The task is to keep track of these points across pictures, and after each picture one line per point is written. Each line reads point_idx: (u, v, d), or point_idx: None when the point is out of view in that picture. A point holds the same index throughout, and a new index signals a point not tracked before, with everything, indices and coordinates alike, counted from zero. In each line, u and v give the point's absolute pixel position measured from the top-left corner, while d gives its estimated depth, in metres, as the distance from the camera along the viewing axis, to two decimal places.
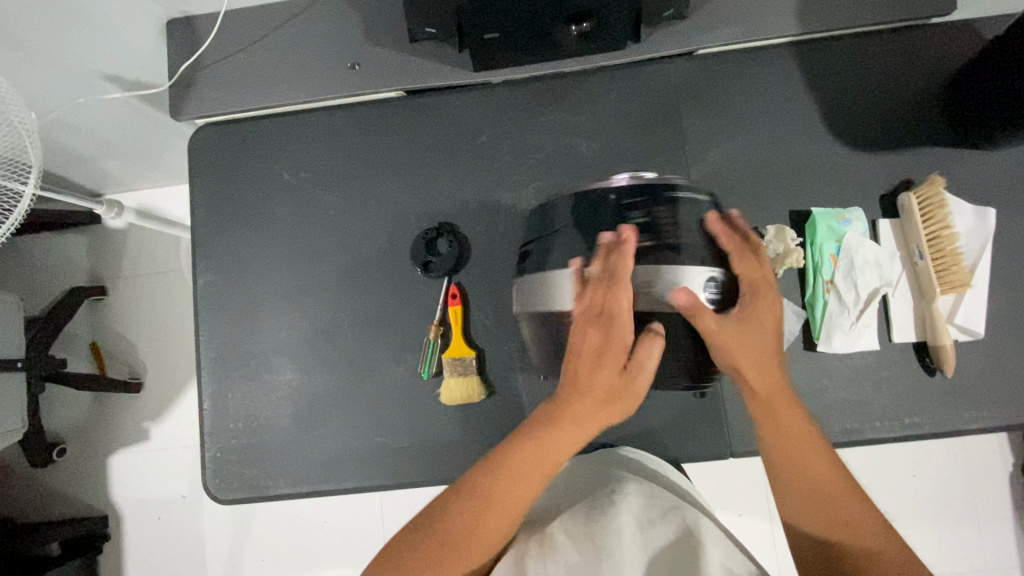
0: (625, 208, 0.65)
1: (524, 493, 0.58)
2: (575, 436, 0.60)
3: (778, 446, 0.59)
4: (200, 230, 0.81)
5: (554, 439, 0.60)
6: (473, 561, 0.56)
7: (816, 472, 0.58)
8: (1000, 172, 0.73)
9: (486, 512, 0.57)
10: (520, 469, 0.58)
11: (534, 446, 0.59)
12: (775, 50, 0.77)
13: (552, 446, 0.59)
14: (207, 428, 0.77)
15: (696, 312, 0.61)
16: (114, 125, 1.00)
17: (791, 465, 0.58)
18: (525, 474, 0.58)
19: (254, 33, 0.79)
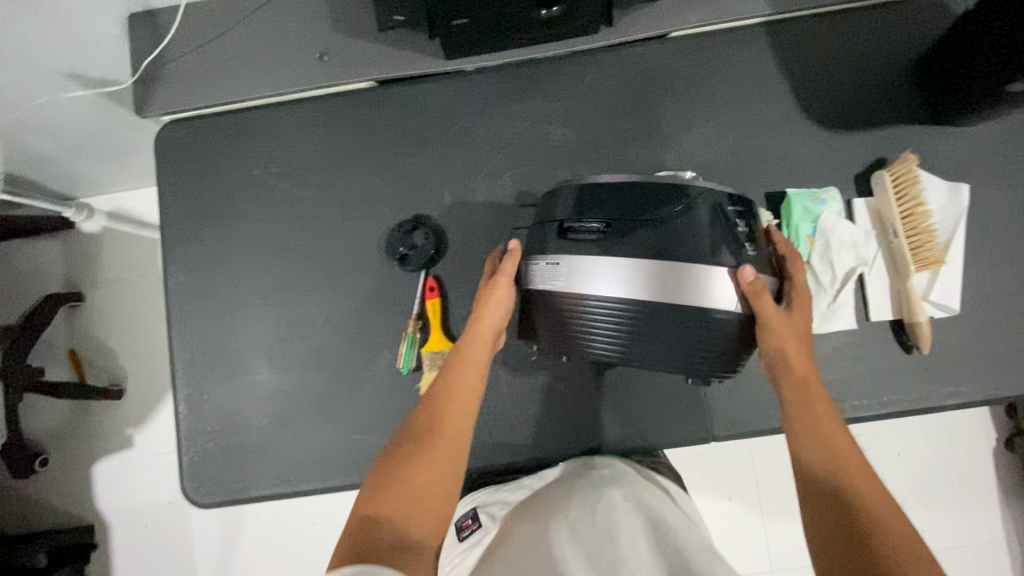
0: (641, 202, 0.58)
1: (454, 423, 0.61)
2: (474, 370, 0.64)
3: (800, 436, 0.59)
4: (170, 230, 0.79)
5: (460, 376, 0.64)
6: (429, 504, 0.56)
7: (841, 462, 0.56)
8: (973, 147, 0.74)
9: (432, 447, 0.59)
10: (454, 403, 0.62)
11: (446, 386, 0.63)
12: (747, 31, 0.76)
13: (461, 382, 0.63)
14: (185, 431, 0.76)
15: (755, 295, 0.56)
16: (80, 125, 0.98)
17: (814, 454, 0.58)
18: (447, 412, 0.62)
19: (218, 26, 0.77)
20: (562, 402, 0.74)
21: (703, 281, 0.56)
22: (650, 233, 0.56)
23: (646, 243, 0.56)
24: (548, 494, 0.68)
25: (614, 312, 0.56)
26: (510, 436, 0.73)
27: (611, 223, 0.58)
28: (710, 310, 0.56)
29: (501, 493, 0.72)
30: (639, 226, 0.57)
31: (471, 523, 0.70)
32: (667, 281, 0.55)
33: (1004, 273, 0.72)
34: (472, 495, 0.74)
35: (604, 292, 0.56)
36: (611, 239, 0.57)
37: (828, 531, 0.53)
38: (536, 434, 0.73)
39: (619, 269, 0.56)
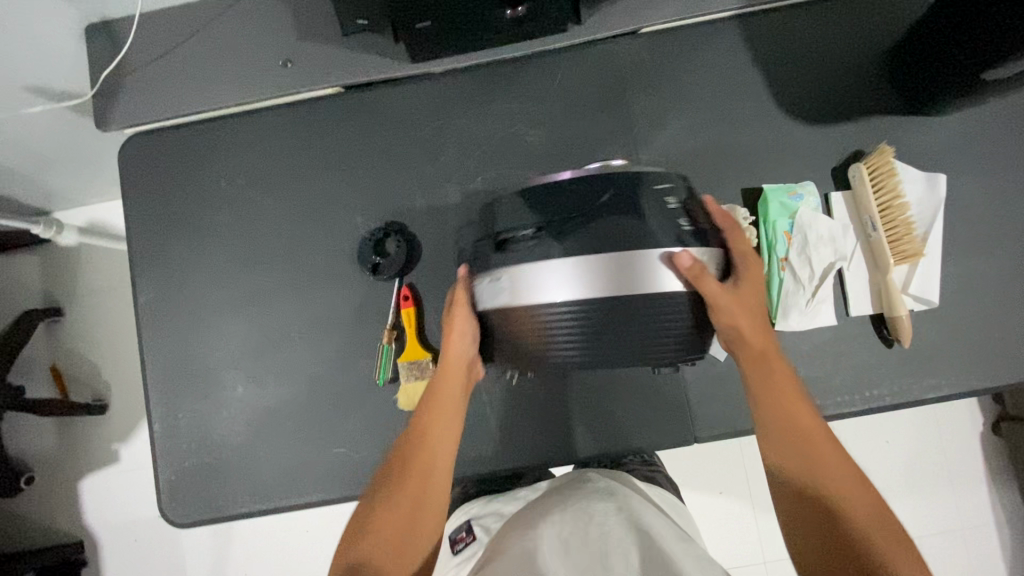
0: (570, 197, 0.56)
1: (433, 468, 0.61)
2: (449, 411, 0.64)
3: (773, 454, 0.59)
4: (138, 246, 0.77)
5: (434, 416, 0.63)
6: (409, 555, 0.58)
7: (820, 476, 0.56)
8: (950, 136, 0.73)
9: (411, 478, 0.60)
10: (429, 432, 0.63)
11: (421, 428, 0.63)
12: (720, 24, 0.75)
13: (434, 424, 0.63)
14: (160, 451, 0.74)
15: (697, 277, 0.53)
16: (45, 139, 0.95)
17: (791, 472, 0.57)
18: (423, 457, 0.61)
19: (178, 35, 0.75)
20: (542, 408, 0.73)
21: (643, 268, 0.53)
22: (588, 227, 0.54)
23: (584, 239, 0.53)
24: (536, 502, 0.64)
25: (564, 314, 0.53)
26: (491, 445, 0.72)
27: (544, 225, 0.55)
28: (665, 297, 0.53)
29: (497, 504, 0.69)
30: (573, 222, 0.54)
31: (465, 536, 0.67)
32: (605, 272, 0.53)
33: (983, 263, 0.71)
34: (467, 508, 0.72)
35: (546, 297, 0.54)
36: (551, 239, 0.54)
37: (816, 553, 0.54)
38: (517, 441, 0.72)
39: (558, 270, 0.53)
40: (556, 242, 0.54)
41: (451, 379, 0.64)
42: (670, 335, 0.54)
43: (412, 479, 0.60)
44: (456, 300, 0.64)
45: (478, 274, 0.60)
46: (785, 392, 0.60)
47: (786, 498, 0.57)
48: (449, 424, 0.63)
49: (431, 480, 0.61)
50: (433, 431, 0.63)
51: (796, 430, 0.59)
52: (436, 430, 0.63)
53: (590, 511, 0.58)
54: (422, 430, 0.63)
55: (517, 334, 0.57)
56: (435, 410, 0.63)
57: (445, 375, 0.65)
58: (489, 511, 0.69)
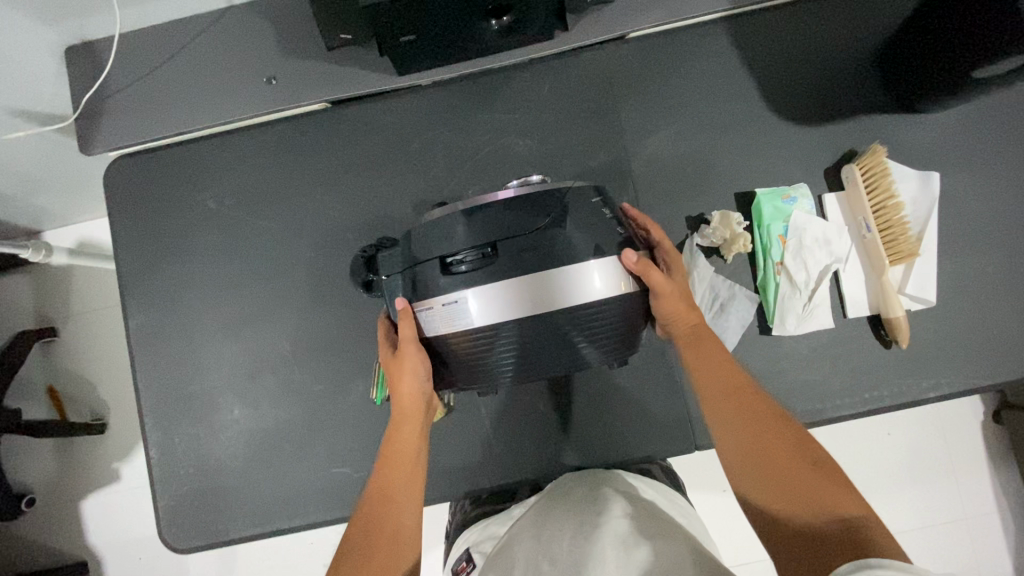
0: (511, 214, 0.53)
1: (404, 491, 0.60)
2: (412, 437, 0.62)
3: (718, 425, 0.58)
4: (127, 270, 0.76)
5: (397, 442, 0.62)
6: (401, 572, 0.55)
7: (767, 442, 0.54)
8: (943, 133, 0.72)
9: (388, 511, 0.58)
10: (396, 464, 0.61)
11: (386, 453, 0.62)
12: (707, 27, 0.74)
13: (397, 450, 0.62)
14: (157, 477, 0.74)
15: (645, 269, 0.57)
16: (32, 162, 0.94)
17: (736, 442, 0.56)
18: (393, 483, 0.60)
19: (160, 54, 0.74)
20: (540, 421, 0.72)
21: (591, 276, 0.53)
22: (539, 241, 0.53)
23: (540, 253, 0.52)
24: (522, 524, 0.63)
25: (516, 329, 0.53)
26: (490, 460, 0.72)
27: (498, 242, 0.53)
28: (613, 298, 0.54)
29: (495, 528, 0.67)
30: (518, 239, 0.53)
31: (466, 565, 0.64)
32: (559, 285, 0.52)
33: (979, 260, 0.71)
34: (466, 536, 0.70)
35: (502, 317, 0.52)
36: (507, 257, 0.52)
37: (767, 523, 0.50)
38: (516, 455, 0.72)
39: (509, 290, 0.52)
40: (511, 259, 0.52)
41: (411, 408, 0.62)
42: (612, 336, 0.56)
43: (389, 515, 0.58)
44: (405, 337, 0.58)
45: (423, 302, 0.56)
46: (736, 393, 0.58)
47: (735, 471, 0.55)
48: (413, 449, 0.62)
49: (406, 514, 0.59)
50: (400, 463, 0.61)
51: (757, 432, 0.55)
52: (403, 462, 0.61)
53: (571, 519, 0.59)
54: (388, 459, 0.61)
55: (472, 357, 0.56)
56: (397, 440, 0.62)
57: (403, 404, 0.62)
58: (486, 537, 0.67)
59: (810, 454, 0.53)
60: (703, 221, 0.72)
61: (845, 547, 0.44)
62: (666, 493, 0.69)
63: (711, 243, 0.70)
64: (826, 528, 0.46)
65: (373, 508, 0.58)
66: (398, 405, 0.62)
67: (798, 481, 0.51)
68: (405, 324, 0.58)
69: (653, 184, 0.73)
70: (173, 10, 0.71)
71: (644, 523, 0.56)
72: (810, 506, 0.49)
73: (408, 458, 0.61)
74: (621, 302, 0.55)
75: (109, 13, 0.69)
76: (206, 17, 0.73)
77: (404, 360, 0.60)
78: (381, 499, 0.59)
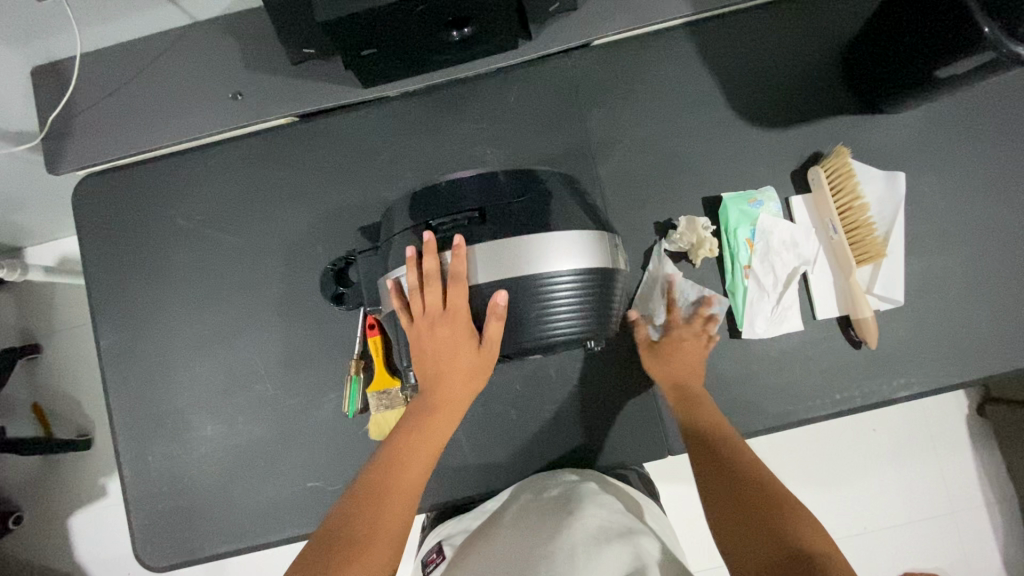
0: (494, 187, 0.57)
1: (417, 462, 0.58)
2: (449, 410, 0.61)
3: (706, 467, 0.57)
4: (97, 288, 0.76)
5: (429, 419, 0.60)
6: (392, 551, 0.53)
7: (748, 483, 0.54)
8: (908, 133, 0.72)
9: (385, 509, 0.54)
10: (408, 456, 0.58)
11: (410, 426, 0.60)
12: (672, 33, 0.74)
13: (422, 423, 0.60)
14: (132, 495, 0.73)
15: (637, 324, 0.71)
16: (7, 181, 0.93)
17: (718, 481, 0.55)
18: (410, 452, 0.58)
19: (124, 72, 0.73)
20: (514, 429, 0.72)
21: (580, 246, 0.55)
22: (522, 208, 0.56)
23: (525, 215, 0.55)
24: (485, 522, 0.64)
25: (508, 286, 0.54)
26: (465, 470, 0.72)
27: (485, 208, 0.56)
28: (600, 272, 0.57)
29: (467, 522, 0.68)
30: (498, 206, 0.56)
31: (435, 557, 0.66)
32: (539, 250, 0.54)
33: (948, 258, 0.71)
34: (439, 530, 0.71)
35: (494, 274, 0.54)
36: (493, 219, 0.55)
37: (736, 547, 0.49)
38: (490, 465, 0.72)
39: (507, 247, 0.54)
40: (499, 221, 0.55)
41: (456, 403, 0.61)
42: (591, 307, 0.56)
43: (386, 513, 0.54)
44: (491, 337, 0.56)
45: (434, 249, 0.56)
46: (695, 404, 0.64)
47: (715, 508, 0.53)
48: (433, 442, 0.60)
49: (411, 487, 0.57)
50: (411, 455, 0.58)
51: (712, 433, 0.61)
52: (418, 454, 0.58)
53: (540, 525, 0.58)
54: (396, 453, 0.58)
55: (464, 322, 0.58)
56: (418, 429, 0.59)
57: (449, 396, 0.60)
58: (457, 530, 0.67)
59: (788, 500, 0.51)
60: (670, 227, 0.72)
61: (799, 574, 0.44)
62: (638, 492, 0.70)
63: (679, 247, 0.71)
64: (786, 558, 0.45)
65: (365, 505, 0.54)
66: (442, 391, 0.60)
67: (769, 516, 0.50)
68: (496, 324, 0.55)
69: (621, 190, 0.73)
70: (137, 28, 0.72)
71: (613, 518, 0.58)
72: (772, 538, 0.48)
73: (429, 450, 0.59)
74: (602, 278, 0.57)
75: (71, 33, 0.69)
76: (171, 34, 0.74)
77: (481, 361, 0.58)
78: (381, 493, 0.55)
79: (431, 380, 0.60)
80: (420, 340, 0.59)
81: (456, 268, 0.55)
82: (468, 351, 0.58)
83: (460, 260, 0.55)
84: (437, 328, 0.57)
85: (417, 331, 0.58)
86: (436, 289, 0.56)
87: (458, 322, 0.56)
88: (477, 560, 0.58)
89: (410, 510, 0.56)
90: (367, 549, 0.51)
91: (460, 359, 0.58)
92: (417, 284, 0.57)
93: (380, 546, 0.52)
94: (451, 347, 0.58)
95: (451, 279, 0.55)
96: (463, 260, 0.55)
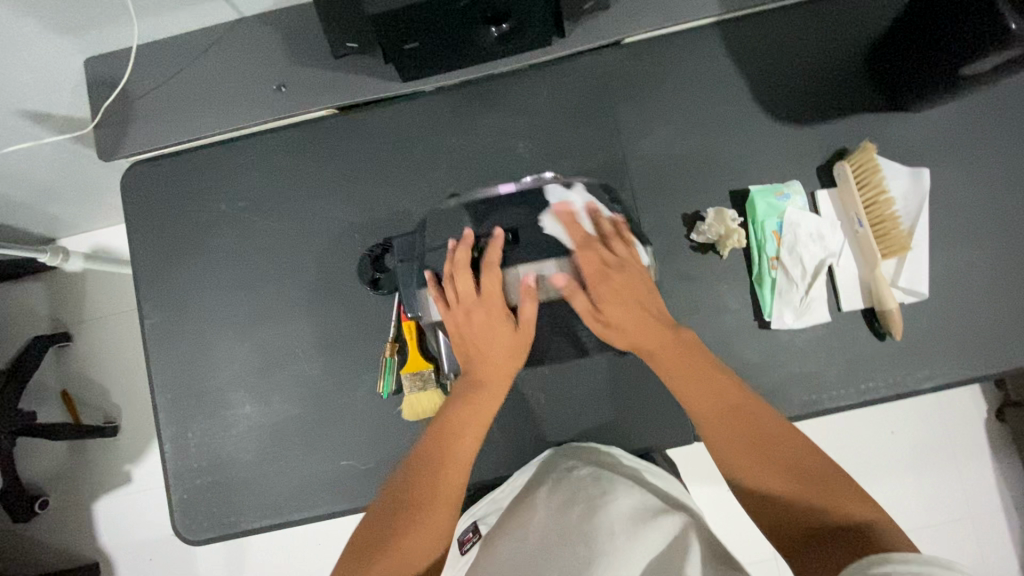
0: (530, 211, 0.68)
1: (461, 460, 0.62)
2: (490, 400, 0.66)
3: (727, 445, 0.59)
4: (142, 271, 0.79)
5: (469, 409, 0.65)
6: (434, 545, 0.57)
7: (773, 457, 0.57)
8: (933, 131, 0.74)
9: (435, 501, 0.59)
10: (459, 429, 0.63)
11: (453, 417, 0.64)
12: (702, 32, 0.76)
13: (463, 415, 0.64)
14: (171, 470, 0.76)
15: (571, 294, 0.65)
16: (51, 169, 0.96)
17: (746, 463, 0.57)
18: (454, 445, 0.63)
19: (174, 64, 0.76)
20: (543, 414, 0.74)
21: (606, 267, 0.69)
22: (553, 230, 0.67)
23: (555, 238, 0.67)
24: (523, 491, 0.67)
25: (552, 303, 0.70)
26: (495, 451, 0.74)
27: (518, 231, 0.67)
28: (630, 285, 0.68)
29: (499, 502, 0.69)
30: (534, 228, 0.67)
31: (471, 536, 0.68)
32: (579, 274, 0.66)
33: (971, 252, 0.72)
34: (473, 510, 0.72)
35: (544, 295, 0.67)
36: (527, 242, 0.67)
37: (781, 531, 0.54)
38: (518, 447, 0.74)
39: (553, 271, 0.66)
40: (533, 243, 0.67)
41: (495, 382, 0.67)
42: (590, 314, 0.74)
43: (433, 509, 0.58)
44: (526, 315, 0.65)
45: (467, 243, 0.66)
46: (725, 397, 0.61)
47: (748, 489, 0.56)
48: (479, 417, 0.65)
49: (456, 480, 0.61)
50: (463, 430, 0.64)
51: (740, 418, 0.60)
52: (468, 432, 0.64)
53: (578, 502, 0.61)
54: (449, 425, 0.64)
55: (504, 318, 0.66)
56: (464, 409, 0.64)
57: (490, 374, 0.67)
58: (490, 506, 0.70)
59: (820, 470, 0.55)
60: (698, 218, 0.74)
61: (861, 545, 0.48)
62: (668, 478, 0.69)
63: (707, 238, 0.72)
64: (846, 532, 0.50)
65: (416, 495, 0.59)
66: (483, 370, 0.67)
67: (807, 494, 0.54)
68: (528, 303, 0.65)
69: (650, 183, 0.75)
70: (188, 22, 0.74)
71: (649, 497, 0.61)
72: (817, 515, 0.52)
73: (476, 423, 0.64)
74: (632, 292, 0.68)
75: (127, 25, 0.72)
76: (219, 27, 0.76)
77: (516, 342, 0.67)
78: (435, 467, 0.61)
79: (472, 360, 0.67)
80: (460, 326, 0.66)
81: (492, 256, 0.65)
82: (506, 330, 0.66)
83: (495, 249, 0.65)
84: (474, 312, 0.66)
85: (453, 315, 0.66)
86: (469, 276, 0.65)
87: (492, 305, 0.65)
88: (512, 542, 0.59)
89: (454, 506, 0.60)
90: (421, 512, 0.58)
91: (498, 340, 0.66)
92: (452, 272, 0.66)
93: (425, 533, 0.57)
94: (489, 330, 0.66)
95: (486, 266, 0.65)
96: (498, 248, 0.65)
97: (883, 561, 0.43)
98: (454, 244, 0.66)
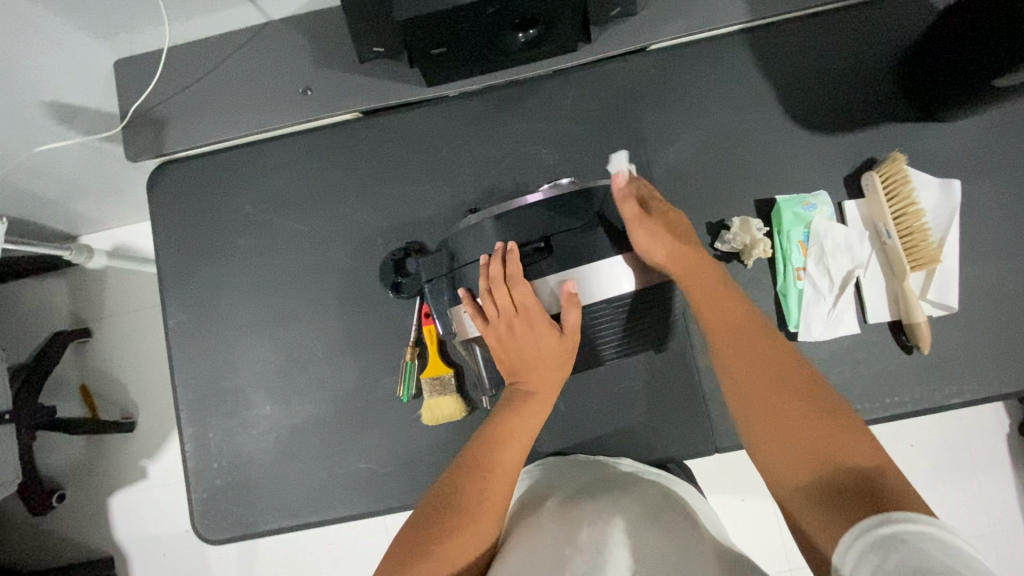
0: (560, 219, 0.61)
1: (508, 469, 0.61)
2: (540, 407, 0.65)
3: (746, 394, 0.57)
4: (167, 271, 0.80)
5: (517, 418, 0.64)
6: (471, 552, 0.57)
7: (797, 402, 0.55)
8: (964, 141, 0.73)
9: (476, 510, 0.58)
10: (507, 437, 0.63)
11: (499, 424, 0.64)
12: (730, 38, 0.76)
13: (508, 424, 0.63)
14: (192, 469, 0.77)
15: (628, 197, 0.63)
16: (78, 167, 0.98)
17: (766, 413, 0.55)
18: (500, 454, 0.62)
19: (202, 66, 0.77)
20: (563, 421, 0.74)
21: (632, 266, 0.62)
22: (580, 236, 0.61)
23: (587, 242, 0.62)
24: (530, 492, 0.67)
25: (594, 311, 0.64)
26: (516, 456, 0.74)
27: (549, 238, 0.62)
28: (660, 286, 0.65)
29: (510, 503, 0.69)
30: (566, 234, 0.61)
31: None
32: (609, 276, 0.61)
33: (1002, 265, 0.71)
34: None
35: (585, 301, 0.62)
36: (560, 249, 0.62)
37: (779, 484, 0.53)
38: (538, 453, 0.74)
39: (586, 277, 0.61)
40: (563, 251, 0.62)
41: (545, 391, 0.66)
42: (623, 326, 0.66)
43: (476, 515, 0.58)
44: (571, 324, 0.62)
45: (500, 255, 0.62)
46: (757, 368, 0.58)
47: (765, 454, 0.54)
48: (527, 428, 0.64)
49: (503, 485, 0.60)
50: (510, 435, 0.63)
51: (768, 379, 0.57)
52: (516, 438, 0.63)
53: (586, 506, 0.60)
54: (495, 433, 0.63)
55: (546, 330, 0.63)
56: (513, 419, 0.64)
57: (540, 383, 0.65)
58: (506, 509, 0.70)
59: (841, 424, 0.52)
60: (723, 227, 0.73)
61: (871, 500, 0.46)
62: (680, 483, 0.70)
63: (732, 247, 0.72)
64: (855, 483, 0.48)
65: (454, 500, 0.58)
66: (533, 381, 0.65)
67: (827, 442, 0.51)
68: (569, 310, 0.61)
69: (675, 191, 0.74)
70: (214, 25, 0.75)
71: (662, 505, 0.61)
72: (833, 470, 0.50)
73: (524, 432, 0.63)
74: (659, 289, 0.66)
75: (156, 27, 0.72)
76: (246, 30, 0.77)
77: (562, 349, 0.63)
78: (479, 474, 0.60)
79: (519, 372, 0.66)
80: (503, 339, 0.64)
81: (512, 270, 0.61)
82: (551, 338, 0.63)
83: (515, 263, 0.61)
84: (516, 325, 0.63)
85: (493, 331, 0.64)
86: (505, 290, 0.61)
87: (534, 316, 0.63)
88: (525, 542, 0.58)
89: (497, 514, 0.59)
90: (461, 519, 0.57)
91: (544, 347, 0.64)
92: (488, 287, 0.62)
93: (463, 538, 0.56)
94: (533, 339, 0.64)
95: (513, 281, 0.61)
96: (518, 261, 0.61)
97: (885, 522, 0.42)
98: (486, 259, 0.63)
